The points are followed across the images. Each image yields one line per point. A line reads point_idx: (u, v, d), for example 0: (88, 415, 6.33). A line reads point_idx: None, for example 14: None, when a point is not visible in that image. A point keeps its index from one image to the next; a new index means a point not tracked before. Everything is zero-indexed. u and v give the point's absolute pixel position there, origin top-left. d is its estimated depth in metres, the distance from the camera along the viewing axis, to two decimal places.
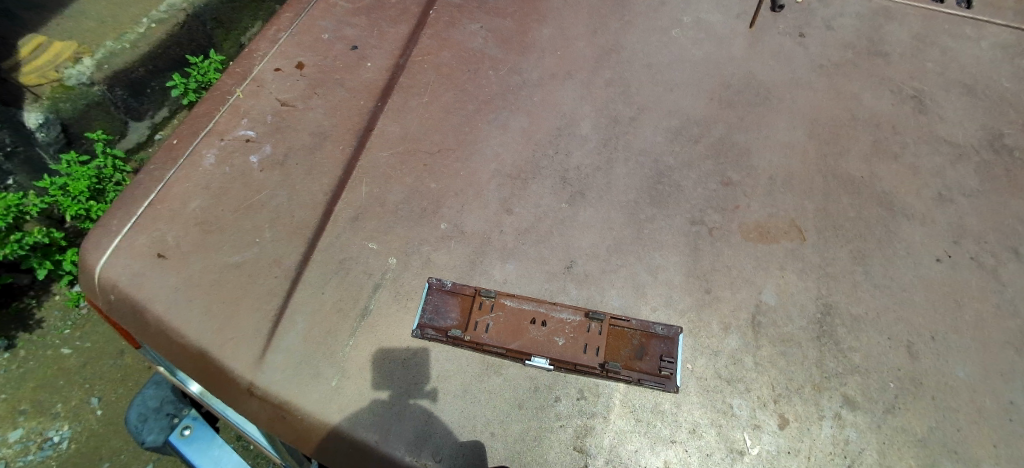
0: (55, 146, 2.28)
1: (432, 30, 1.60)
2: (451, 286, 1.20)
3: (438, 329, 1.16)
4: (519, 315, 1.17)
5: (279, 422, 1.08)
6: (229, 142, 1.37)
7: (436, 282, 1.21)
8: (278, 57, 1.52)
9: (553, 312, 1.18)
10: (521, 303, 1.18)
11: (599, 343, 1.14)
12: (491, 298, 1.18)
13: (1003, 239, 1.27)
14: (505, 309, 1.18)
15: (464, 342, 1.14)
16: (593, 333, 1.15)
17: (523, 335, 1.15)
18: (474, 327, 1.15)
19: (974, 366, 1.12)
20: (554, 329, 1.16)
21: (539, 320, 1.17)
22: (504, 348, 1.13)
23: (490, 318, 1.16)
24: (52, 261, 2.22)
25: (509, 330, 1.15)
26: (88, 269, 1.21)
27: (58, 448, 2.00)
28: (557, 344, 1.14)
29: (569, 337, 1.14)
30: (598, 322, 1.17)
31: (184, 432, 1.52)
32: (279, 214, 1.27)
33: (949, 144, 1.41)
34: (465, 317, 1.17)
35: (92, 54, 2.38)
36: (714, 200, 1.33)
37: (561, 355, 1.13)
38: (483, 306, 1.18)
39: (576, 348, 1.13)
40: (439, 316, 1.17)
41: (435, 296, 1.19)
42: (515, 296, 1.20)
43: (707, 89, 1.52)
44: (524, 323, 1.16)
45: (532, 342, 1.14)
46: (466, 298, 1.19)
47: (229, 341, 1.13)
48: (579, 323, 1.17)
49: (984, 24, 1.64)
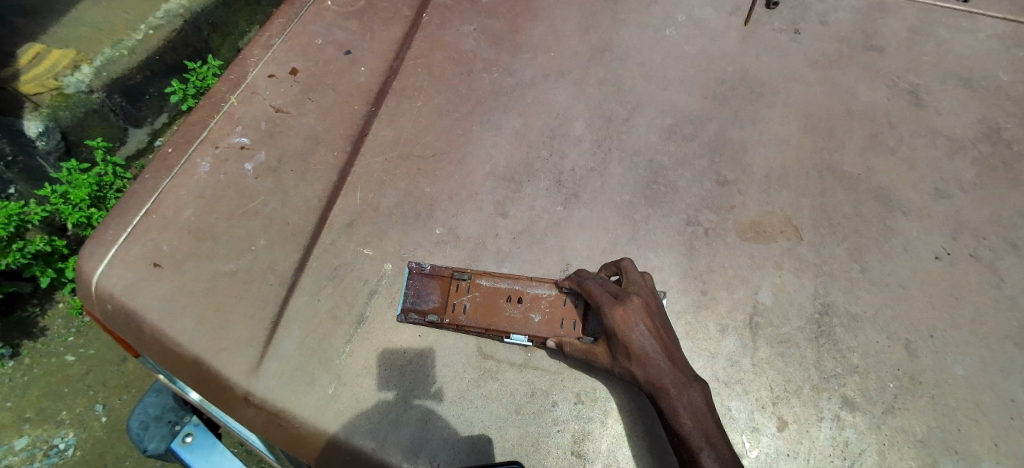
0: (55, 155, 2.26)
1: (423, 32, 1.60)
2: (428, 268, 1.22)
3: (419, 312, 1.17)
4: (495, 293, 1.19)
5: (275, 431, 1.08)
6: (223, 150, 1.37)
7: (414, 266, 1.22)
8: (271, 63, 1.52)
9: (527, 288, 1.19)
10: (495, 282, 1.20)
11: (575, 316, 1.14)
12: (467, 279, 1.20)
13: (1002, 233, 1.26)
14: (481, 288, 1.20)
15: (444, 325, 1.16)
16: (569, 306, 1.16)
17: (499, 314, 1.16)
18: (452, 309, 1.17)
19: (973, 362, 1.11)
20: (530, 305, 1.17)
21: (515, 297, 1.18)
22: (482, 327, 1.15)
23: (467, 299, 1.18)
24: (54, 270, 2.18)
25: (486, 309, 1.17)
26: (83, 280, 1.21)
27: (63, 455, 2.02)
28: (534, 320, 1.15)
29: (544, 313, 1.16)
30: (572, 295, 1.16)
31: (186, 439, 1.51)
32: (273, 221, 1.27)
33: (945, 137, 1.40)
34: (444, 299, 1.19)
35: (90, 62, 2.35)
36: (709, 199, 1.32)
37: (538, 332, 1.14)
38: (459, 288, 1.20)
39: (552, 325, 1.14)
40: (420, 299, 1.18)
41: (415, 279, 1.21)
42: (490, 275, 1.21)
43: (701, 86, 1.51)
44: (499, 301, 1.18)
45: (510, 320, 1.15)
46: (443, 279, 1.21)
47: (223, 349, 1.12)
48: (554, 298, 1.18)
49: (980, 16, 1.62)
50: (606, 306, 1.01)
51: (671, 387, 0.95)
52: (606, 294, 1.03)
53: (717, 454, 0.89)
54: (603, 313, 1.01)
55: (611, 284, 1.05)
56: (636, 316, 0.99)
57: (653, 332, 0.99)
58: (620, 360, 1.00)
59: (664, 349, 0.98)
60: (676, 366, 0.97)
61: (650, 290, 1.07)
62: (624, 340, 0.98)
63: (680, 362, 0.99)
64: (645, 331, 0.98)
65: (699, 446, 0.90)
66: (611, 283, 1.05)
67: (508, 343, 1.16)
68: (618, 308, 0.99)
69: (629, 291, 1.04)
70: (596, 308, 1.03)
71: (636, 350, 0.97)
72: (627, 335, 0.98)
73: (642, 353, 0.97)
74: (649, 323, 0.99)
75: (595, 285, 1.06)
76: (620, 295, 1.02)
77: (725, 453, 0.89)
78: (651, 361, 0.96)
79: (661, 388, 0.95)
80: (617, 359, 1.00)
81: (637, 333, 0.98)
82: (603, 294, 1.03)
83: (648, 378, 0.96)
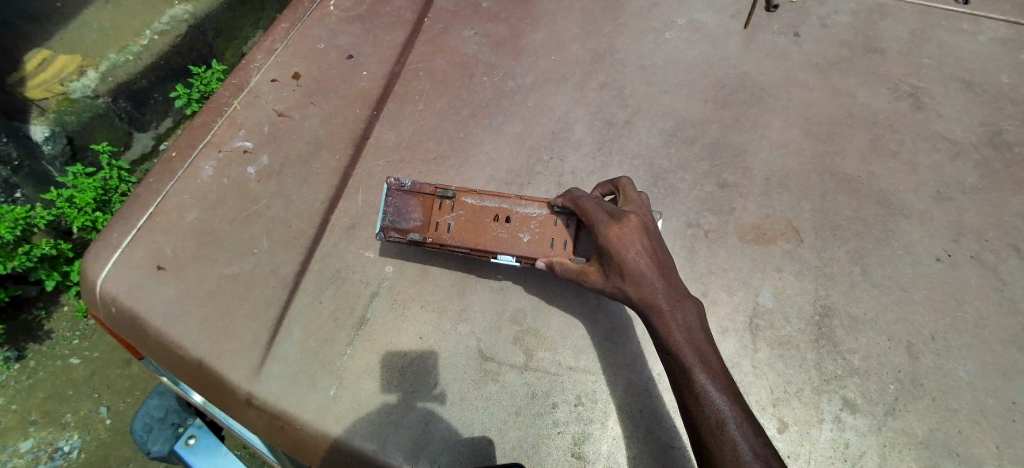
0: (61, 160, 2.30)
1: (425, 37, 1.61)
2: (410, 186, 1.22)
3: (400, 231, 1.19)
4: (481, 213, 1.19)
5: (277, 433, 1.08)
6: (227, 154, 1.38)
7: (395, 183, 1.22)
8: (275, 67, 1.53)
9: (516, 207, 1.18)
10: (481, 201, 1.20)
11: (566, 236, 1.13)
12: (451, 198, 1.20)
13: (1003, 236, 1.26)
14: (466, 207, 1.20)
15: (426, 243, 1.18)
16: (560, 227, 1.15)
17: (485, 233, 1.17)
18: (435, 228, 1.18)
19: (975, 365, 1.10)
20: (517, 225, 1.17)
21: (503, 216, 1.18)
22: (466, 246, 1.16)
23: (451, 218, 1.19)
24: (60, 273, 2.19)
25: (470, 229, 1.18)
26: (88, 283, 1.22)
27: (68, 458, 2.03)
28: (522, 240, 1.15)
29: (533, 233, 1.15)
30: (564, 215, 1.15)
31: (189, 441, 1.52)
32: (276, 225, 1.28)
33: (947, 140, 1.40)
34: (427, 217, 1.20)
35: (96, 67, 2.37)
36: (710, 202, 1.32)
37: (526, 251, 1.14)
38: (443, 206, 1.20)
39: (542, 244, 1.14)
40: (401, 219, 1.20)
41: (396, 197, 1.22)
42: (476, 194, 1.21)
43: (702, 90, 1.52)
44: (486, 221, 1.18)
45: (494, 239, 1.16)
46: (427, 198, 1.21)
47: (226, 352, 1.13)
48: (545, 218, 1.17)
49: (981, 19, 1.62)
50: (601, 224, 0.99)
51: (664, 305, 0.92)
52: (602, 213, 1.01)
53: (709, 372, 0.87)
54: (598, 231, 0.99)
55: (607, 205, 1.03)
56: (632, 235, 0.97)
57: (648, 249, 0.96)
58: (613, 278, 0.98)
59: (660, 269, 0.96)
60: (671, 286, 0.95)
61: (647, 211, 1.05)
62: (618, 257, 0.96)
63: (675, 282, 0.96)
64: (640, 249, 0.96)
65: (691, 363, 0.87)
66: (607, 204, 1.03)
67: (508, 344, 1.16)
68: (614, 226, 0.98)
69: (625, 210, 1.01)
70: (591, 227, 1.02)
71: (630, 266, 0.95)
72: (622, 253, 0.96)
73: (636, 270, 0.94)
74: (645, 241, 0.97)
75: (591, 204, 1.05)
76: (616, 214, 1.00)
77: (717, 371, 0.87)
78: (645, 279, 0.94)
79: (653, 305, 0.93)
80: (610, 278, 0.98)
81: (632, 250, 0.95)
82: (599, 213, 1.01)
83: (642, 297, 0.94)
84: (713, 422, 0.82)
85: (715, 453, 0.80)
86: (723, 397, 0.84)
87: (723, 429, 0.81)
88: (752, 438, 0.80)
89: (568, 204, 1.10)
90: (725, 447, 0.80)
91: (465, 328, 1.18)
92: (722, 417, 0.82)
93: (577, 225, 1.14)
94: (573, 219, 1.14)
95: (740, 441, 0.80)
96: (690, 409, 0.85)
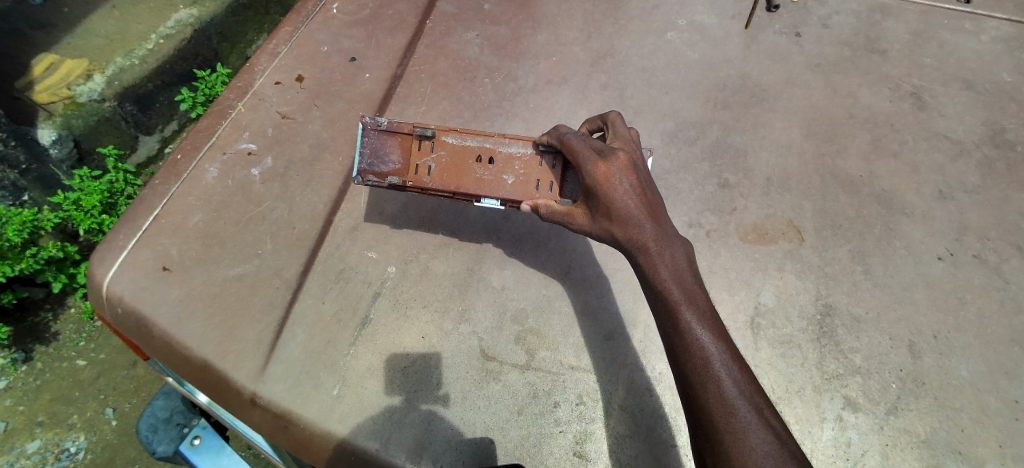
0: (68, 163, 2.29)
1: (427, 40, 1.63)
2: (386, 124, 1.11)
3: (377, 175, 1.10)
4: (463, 153, 1.11)
5: (281, 433, 1.09)
6: (231, 156, 1.39)
7: (370, 122, 1.12)
8: (278, 71, 1.55)
9: (500, 147, 1.11)
10: (463, 141, 1.11)
11: (552, 178, 1.08)
12: (431, 138, 1.11)
13: (1005, 235, 1.26)
14: (447, 148, 1.11)
15: (407, 189, 1.10)
16: (545, 167, 1.09)
17: (468, 175, 1.10)
18: (415, 171, 1.10)
19: (978, 365, 1.10)
20: (501, 167, 1.10)
21: (486, 157, 1.11)
22: (448, 190, 1.09)
23: (431, 160, 1.11)
24: (67, 275, 2.19)
25: (452, 171, 1.10)
26: (94, 285, 1.23)
27: (75, 459, 2.05)
28: (506, 183, 1.09)
29: (518, 176, 1.09)
30: (549, 155, 1.09)
31: (194, 441, 1.54)
32: (280, 226, 1.30)
33: (949, 140, 1.40)
34: (406, 159, 1.11)
35: (102, 71, 2.42)
36: (711, 202, 1.33)
37: (511, 194, 1.08)
38: (422, 147, 1.11)
39: (527, 187, 1.08)
40: (378, 161, 1.10)
41: (371, 137, 1.11)
42: (457, 133, 1.12)
43: (703, 90, 1.52)
44: (469, 162, 1.11)
45: (479, 182, 1.09)
46: (405, 137, 1.12)
47: (230, 353, 1.14)
48: (529, 158, 1.10)
49: (983, 18, 1.62)
50: (587, 162, 0.89)
51: (651, 246, 0.82)
52: (588, 150, 0.91)
53: (698, 312, 0.77)
54: (584, 169, 0.89)
55: (594, 142, 0.93)
56: (620, 174, 0.85)
57: (638, 187, 0.86)
58: (599, 219, 0.88)
59: (649, 209, 0.85)
60: (660, 227, 0.84)
61: (636, 150, 0.96)
62: (604, 195, 0.85)
63: (665, 223, 0.86)
64: (629, 189, 0.85)
65: (679, 303, 0.77)
66: (594, 141, 0.93)
67: (509, 344, 1.17)
68: (600, 164, 0.86)
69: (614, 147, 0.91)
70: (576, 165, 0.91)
71: (617, 205, 0.84)
72: (609, 192, 0.85)
73: (623, 209, 0.84)
74: (634, 178, 0.86)
75: (577, 142, 0.94)
76: (603, 150, 0.90)
77: (707, 312, 0.78)
78: (633, 220, 0.83)
79: (640, 245, 0.83)
80: (596, 218, 0.89)
81: (619, 190, 0.85)
82: (585, 150, 0.91)
83: (628, 238, 0.84)
84: (700, 364, 0.72)
85: (702, 397, 0.71)
86: (712, 339, 0.74)
87: (711, 372, 0.71)
88: (741, 382, 0.71)
89: (553, 141, 1.01)
90: (712, 391, 0.70)
91: (467, 328, 1.18)
92: (710, 359, 0.72)
93: (564, 167, 1.08)
94: (560, 159, 1.08)
95: (729, 385, 0.70)
96: (675, 349, 0.75)
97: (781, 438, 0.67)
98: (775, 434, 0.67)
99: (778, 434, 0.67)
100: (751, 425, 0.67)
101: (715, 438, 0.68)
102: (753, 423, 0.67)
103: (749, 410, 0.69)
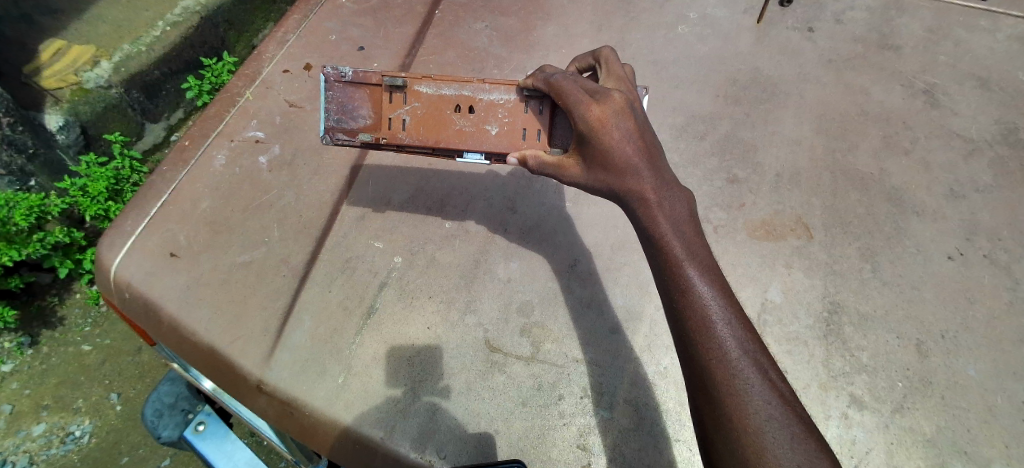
0: (74, 148, 2.27)
1: (436, 30, 1.62)
2: (351, 75, 1.04)
3: (348, 132, 1.04)
4: (439, 103, 1.04)
5: (287, 420, 1.08)
6: (238, 144, 1.39)
7: (333, 73, 1.04)
8: (286, 59, 1.54)
9: (480, 94, 1.04)
10: (438, 89, 1.04)
11: (539, 125, 1.02)
12: (401, 89, 1.04)
13: (1017, 236, 1.25)
14: (422, 98, 1.04)
15: (383, 146, 1.04)
16: (530, 114, 1.02)
17: (447, 128, 1.03)
18: (389, 126, 1.04)
19: (986, 365, 1.10)
20: (483, 116, 1.04)
21: (465, 106, 1.04)
22: (427, 146, 1.04)
23: (405, 112, 1.04)
24: (73, 260, 2.19)
25: (429, 123, 1.04)
26: (102, 270, 1.23)
27: (79, 443, 2.00)
28: (490, 133, 1.03)
29: (502, 125, 1.03)
30: (534, 100, 1.02)
31: (198, 428, 1.52)
32: (287, 214, 1.30)
33: (961, 139, 1.39)
34: (377, 114, 1.05)
35: (109, 57, 2.39)
36: (719, 197, 1.32)
37: (495, 146, 1.02)
38: (394, 99, 1.04)
39: (513, 136, 1.02)
40: (347, 118, 1.04)
41: (337, 90, 1.05)
42: (430, 81, 1.05)
43: (714, 86, 1.51)
44: (446, 113, 1.04)
45: (460, 134, 1.03)
46: (374, 89, 1.05)
47: (238, 339, 1.13)
48: (513, 105, 1.03)
49: (999, 16, 1.61)
50: (582, 105, 0.81)
51: (649, 196, 0.75)
52: (579, 92, 0.83)
53: (700, 266, 0.70)
54: (576, 114, 0.81)
55: (586, 83, 0.85)
56: (617, 117, 0.78)
57: (636, 131, 0.78)
58: (594, 169, 0.81)
59: (647, 155, 0.78)
60: (659, 174, 0.77)
61: (631, 88, 0.88)
62: (599, 142, 0.78)
63: (664, 169, 0.79)
64: (627, 134, 0.78)
65: (680, 257, 0.71)
66: (585, 81, 0.86)
67: (515, 336, 1.17)
68: (596, 106, 0.79)
69: (608, 87, 0.83)
70: (566, 108, 0.84)
71: (614, 153, 0.77)
72: (607, 140, 0.77)
73: (620, 157, 0.77)
74: (632, 121, 0.79)
75: (567, 82, 0.87)
76: (596, 91, 0.82)
77: (708, 265, 0.71)
78: (630, 168, 0.76)
79: (637, 196, 0.76)
80: (591, 169, 0.81)
81: (617, 137, 0.77)
82: (577, 92, 0.83)
83: (625, 190, 0.77)
84: (701, 322, 0.67)
85: (702, 358, 0.65)
86: (714, 295, 0.68)
87: (712, 331, 0.66)
88: (745, 341, 0.66)
89: (540, 85, 0.94)
90: (713, 350, 0.65)
91: (473, 319, 1.19)
92: (711, 316, 0.67)
93: (552, 112, 1.02)
94: (546, 104, 1.01)
95: (731, 344, 0.65)
96: (674, 306, 0.70)
97: (786, 400, 0.63)
98: (779, 394, 0.63)
99: (783, 395, 0.63)
100: (754, 385, 0.62)
101: (715, 401, 0.63)
102: (756, 384, 0.63)
103: (752, 370, 0.64)
